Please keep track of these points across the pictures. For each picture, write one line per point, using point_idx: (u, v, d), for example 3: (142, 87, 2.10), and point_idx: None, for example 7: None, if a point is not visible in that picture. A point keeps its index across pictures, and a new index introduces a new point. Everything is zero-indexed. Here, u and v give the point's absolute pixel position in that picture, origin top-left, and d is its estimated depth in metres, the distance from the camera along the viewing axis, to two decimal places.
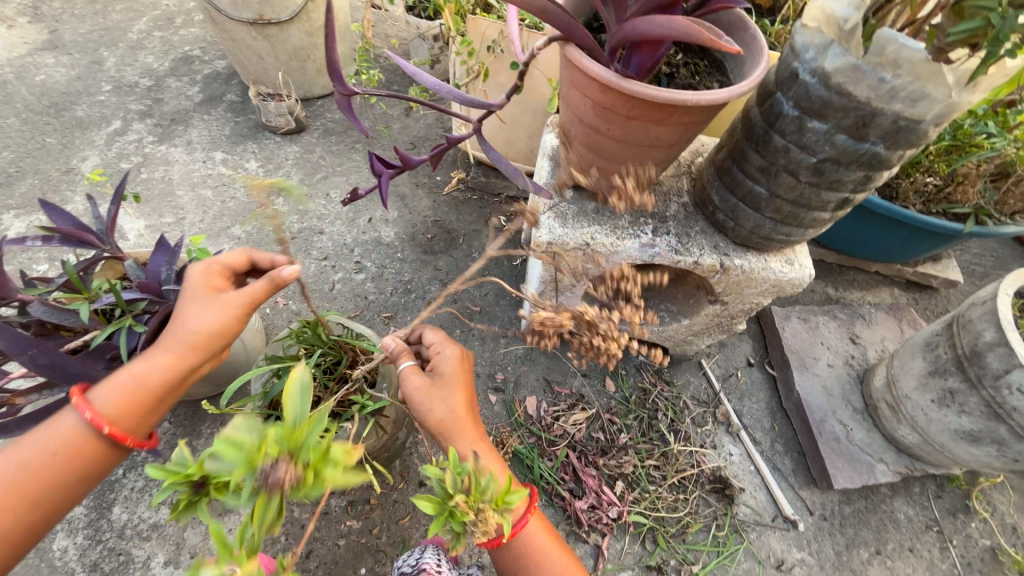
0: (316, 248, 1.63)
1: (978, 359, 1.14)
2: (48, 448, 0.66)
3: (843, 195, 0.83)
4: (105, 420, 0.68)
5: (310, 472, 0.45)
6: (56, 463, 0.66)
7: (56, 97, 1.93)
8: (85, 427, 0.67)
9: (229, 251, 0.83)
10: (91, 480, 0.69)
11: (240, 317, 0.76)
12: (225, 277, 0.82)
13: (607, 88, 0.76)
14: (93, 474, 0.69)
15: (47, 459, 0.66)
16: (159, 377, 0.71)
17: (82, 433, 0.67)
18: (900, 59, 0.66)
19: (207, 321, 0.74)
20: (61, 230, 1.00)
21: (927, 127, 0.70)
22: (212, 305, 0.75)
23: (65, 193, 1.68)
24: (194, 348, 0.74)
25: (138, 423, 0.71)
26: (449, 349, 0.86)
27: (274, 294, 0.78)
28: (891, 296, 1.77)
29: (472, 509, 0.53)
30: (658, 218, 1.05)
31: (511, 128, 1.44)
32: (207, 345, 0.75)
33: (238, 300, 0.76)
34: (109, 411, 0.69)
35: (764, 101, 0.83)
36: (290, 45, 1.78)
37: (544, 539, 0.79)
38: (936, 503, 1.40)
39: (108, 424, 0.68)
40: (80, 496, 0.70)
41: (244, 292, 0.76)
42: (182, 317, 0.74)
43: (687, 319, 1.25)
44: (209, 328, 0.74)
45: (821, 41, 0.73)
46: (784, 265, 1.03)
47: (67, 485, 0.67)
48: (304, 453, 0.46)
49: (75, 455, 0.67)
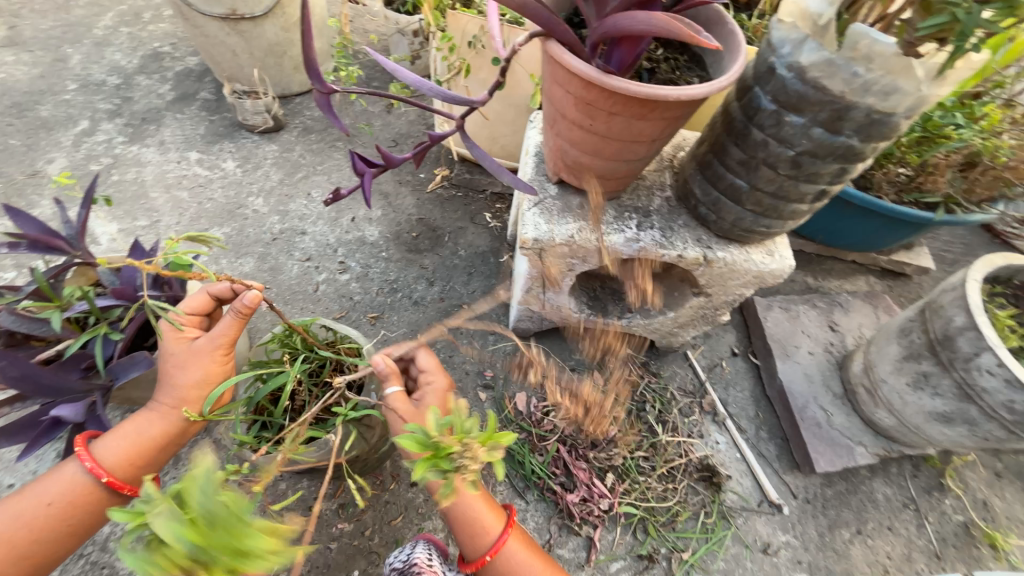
0: (299, 249, 1.61)
1: (949, 343, 1.19)
2: (46, 499, 0.71)
3: (820, 187, 0.85)
4: (105, 470, 0.75)
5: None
6: (52, 513, 0.71)
7: (17, 96, 1.84)
8: (86, 479, 0.74)
9: (189, 296, 0.84)
10: (83, 531, 0.74)
11: (218, 362, 0.81)
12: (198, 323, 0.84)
13: (589, 84, 0.76)
14: (86, 524, 0.74)
15: (44, 509, 0.71)
16: (156, 432, 0.78)
17: (82, 483, 0.73)
18: (872, 53, 0.68)
19: (187, 373, 0.79)
20: (28, 237, 0.96)
21: (900, 119, 0.72)
22: (189, 357, 0.79)
23: (32, 197, 1.62)
24: (187, 401, 0.80)
25: (148, 467, 0.79)
26: (438, 377, 0.87)
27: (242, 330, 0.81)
28: (867, 284, 1.82)
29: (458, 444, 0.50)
30: (642, 213, 1.06)
31: (494, 124, 1.44)
32: (198, 396, 0.80)
33: (212, 346, 0.80)
34: (110, 464, 0.75)
35: (743, 95, 0.84)
36: (265, 41, 1.74)
37: (525, 555, 0.82)
38: (912, 482, 1.46)
39: (106, 475, 0.74)
40: (71, 545, 0.74)
41: (216, 337, 0.80)
42: (167, 374, 0.80)
43: (672, 312, 1.28)
44: (193, 379, 0.79)
45: (797, 36, 0.75)
46: (766, 256, 1.05)
47: (58, 535, 0.72)
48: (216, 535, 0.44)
49: (71, 506, 0.72)
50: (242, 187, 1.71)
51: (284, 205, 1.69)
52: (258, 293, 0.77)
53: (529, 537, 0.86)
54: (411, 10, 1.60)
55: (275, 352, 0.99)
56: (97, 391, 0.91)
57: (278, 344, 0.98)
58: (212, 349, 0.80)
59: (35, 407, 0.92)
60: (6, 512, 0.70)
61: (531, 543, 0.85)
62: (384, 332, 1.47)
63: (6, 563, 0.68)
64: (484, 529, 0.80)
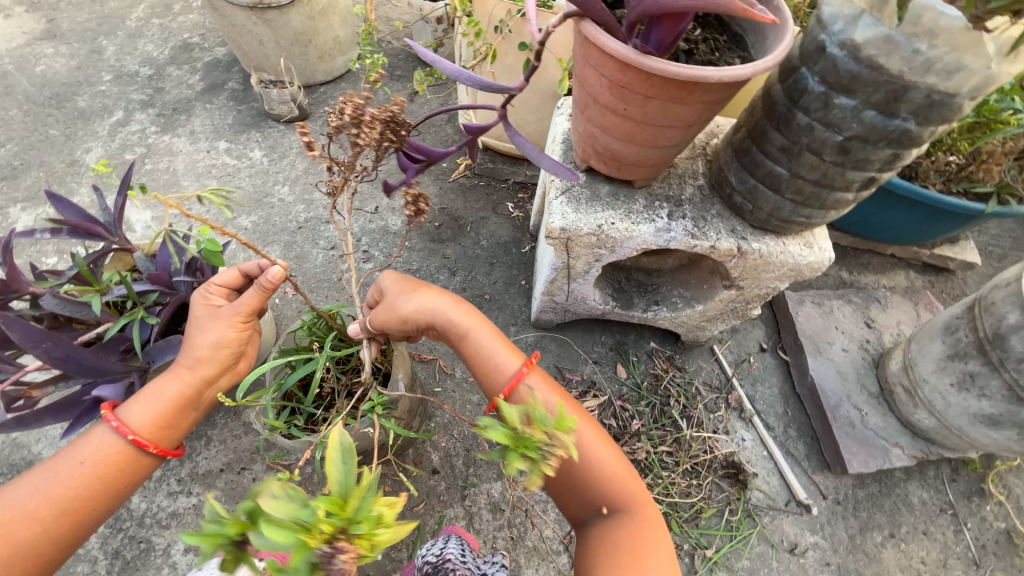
0: (324, 238, 1.63)
1: (1001, 342, 1.11)
2: (78, 458, 0.70)
3: (869, 175, 0.80)
4: (130, 429, 0.73)
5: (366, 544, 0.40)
6: (85, 469, 0.70)
7: (57, 87, 1.90)
8: (115, 438, 0.73)
9: (222, 269, 0.85)
10: (118, 490, 0.73)
11: (238, 326, 0.80)
12: (225, 295, 0.85)
13: (625, 66, 0.73)
14: (120, 483, 0.73)
15: (76, 468, 0.70)
16: (174, 394, 0.76)
17: (111, 442, 0.72)
18: (937, 28, 0.63)
19: (205, 336, 0.78)
20: (68, 222, 0.99)
21: (963, 100, 0.67)
22: (210, 321, 0.79)
23: (72, 186, 1.67)
24: (202, 361, 0.78)
25: (165, 432, 0.76)
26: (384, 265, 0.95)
27: (265, 300, 0.79)
28: (906, 279, 1.74)
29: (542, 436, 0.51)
30: (673, 202, 1.03)
31: (519, 112, 1.41)
32: (213, 357, 0.78)
33: (231, 312, 0.79)
34: (134, 423, 0.74)
35: (787, 77, 0.80)
36: (291, 30, 1.75)
37: (548, 393, 0.80)
38: (951, 486, 1.39)
39: (131, 433, 0.73)
40: (110, 504, 0.73)
41: (238, 306, 0.79)
42: (189, 336, 0.79)
43: (701, 305, 1.24)
44: (210, 341, 0.78)
45: (851, 11, 0.70)
46: (804, 248, 1.00)
47: (95, 493, 0.71)
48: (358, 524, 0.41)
49: (104, 464, 0.71)
50: (269, 176, 1.74)
51: (309, 194, 1.71)
52: (282, 269, 0.76)
53: (554, 381, 0.82)
54: None
55: (304, 339, 1.00)
56: (135, 373, 0.94)
57: (308, 332, 0.99)
58: (231, 315, 0.79)
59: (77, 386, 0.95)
60: (42, 473, 0.69)
61: (557, 386, 0.82)
62: None
63: (45, 521, 0.67)
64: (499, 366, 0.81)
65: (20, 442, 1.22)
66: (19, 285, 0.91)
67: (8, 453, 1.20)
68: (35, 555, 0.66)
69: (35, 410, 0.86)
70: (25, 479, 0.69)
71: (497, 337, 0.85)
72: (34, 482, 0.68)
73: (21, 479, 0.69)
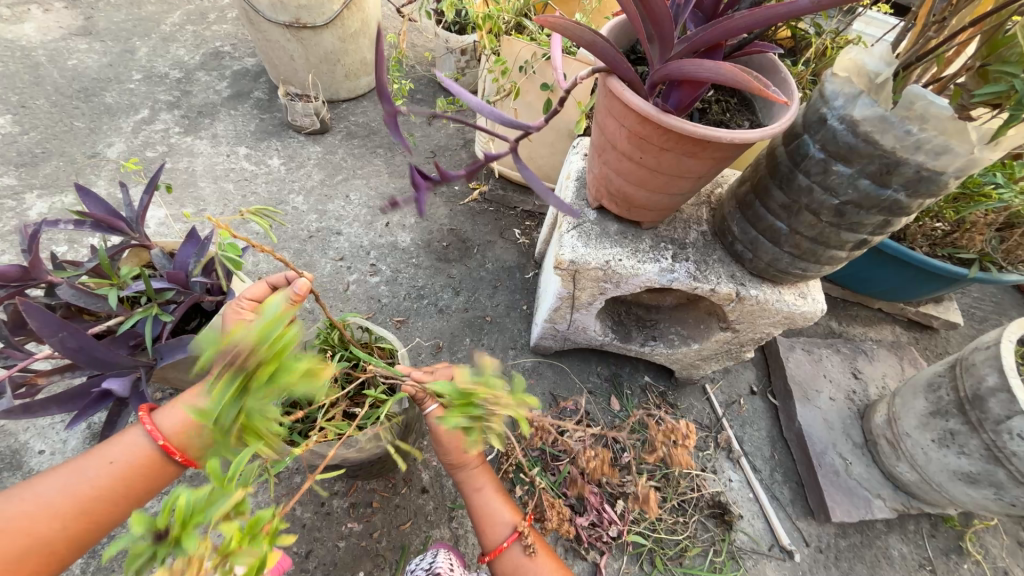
0: (333, 249, 1.66)
1: (980, 403, 1.16)
2: (109, 458, 0.72)
3: (862, 237, 0.86)
4: (161, 433, 0.75)
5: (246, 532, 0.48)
6: (113, 471, 0.72)
7: (87, 82, 1.96)
8: (146, 442, 0.75)
9: (251, 283, 0.87)
10: (138, 497, 0.74)
11: None
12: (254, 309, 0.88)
13: (644, 120, 0.79)
14: (142, 489, 0.74)
15: (106, 467, 0.72)
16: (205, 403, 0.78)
17: (142, 446, 0.74)
18: (928, 114, 0.70)
19: None
20: (93, 216, 1.02)
21: (949, 178, 0.73)
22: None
23: (91, 177, 1.71)
24: None
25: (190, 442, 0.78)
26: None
27: None
28: (892, 334, 1.81)
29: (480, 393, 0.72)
30: (678, 244, 1.08)
31: (534, 146, 1.48)
32: None
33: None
34: (167, 429, 0.76)
35: (790, 141, 0.86)
36: (322, 49, 1.83)
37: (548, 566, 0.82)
38: (930, 542, 1.42)
39: (163, 438, 0.75)
40: (126, 510, 0.74)
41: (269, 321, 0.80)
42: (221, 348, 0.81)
43: (696, 344, 1.28)
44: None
45: (850, 90, 0.77)
46: (798, 298, 1.06)
47: (115, 496, 0.72)
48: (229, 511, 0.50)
49: (131, 468, 0.73)
50: (285, 184, 1.78)
51: (323, 205, 1.75)
52: (309, 281, 0.80)
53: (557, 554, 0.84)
54: (464, 30, 1.66)
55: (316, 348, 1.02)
56: (143, 368, 0.94)
57: (319, 340, 1.01)
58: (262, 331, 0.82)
59: (81, 378, 0.96)
60: (71, 469, 0.71)
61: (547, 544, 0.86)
62: (409, 337, 1.51)
63: (66, 518, 0.68)
64: (498, 519, 0.85)
65: (8, 429, 1.20)
66: (38, 274, 0.93)
67: None
68: (48, 553, 0.67)
69: (41, 398, 0.86)
70: (55, 473, 0.70)
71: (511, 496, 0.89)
72: (65, 477, 0.70)
73: (48, 473, 0.71)
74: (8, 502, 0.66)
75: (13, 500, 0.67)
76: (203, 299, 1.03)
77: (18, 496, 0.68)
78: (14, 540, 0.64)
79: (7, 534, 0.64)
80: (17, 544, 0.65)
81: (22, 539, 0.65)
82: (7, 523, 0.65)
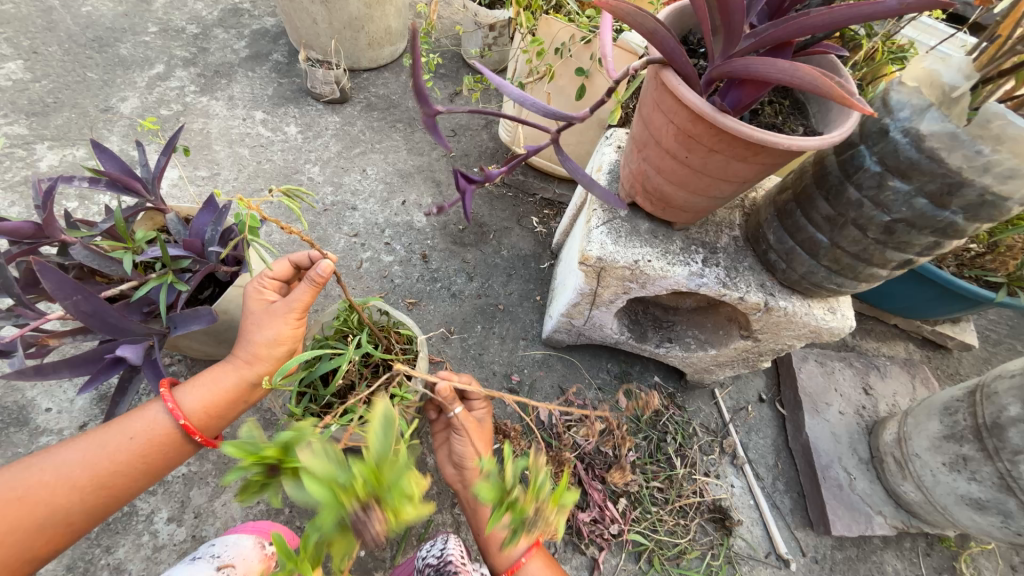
0: (348, 224, 1.62)
1: (998, 431, 1.14)
2: (129, 433, 0.71)
3: (907, 257, 0.82)
4: (182, 413, 0.73)
5: (393, 515, 0.47)
6: (131, 447, 0.70)
7: (100, 31, 1.88)
8: (166, 419, 0.73)
9: (273, 261, 0.83)
10: (156, 472, 0.73)
11: (291, 323, 0.79)
12: (276, 289, 0.84)
13: (698, 119, 0.75)
14: (161, 464, 0.73)
15: (125, 443, 0.70)
16: (230, 384, 0.76)
17: (162, 423, 0.72)
18: (1004, 135, 0.66)
19: (259, 330, 0.78)
20: (109, 175, 0.99)
21: (1013, 205, 0.70)
22: (266, 316, 0.78)
23: (103, 132, 1.66)
24: (258, 357, 0.78)
25: (209, 421, 0.76)
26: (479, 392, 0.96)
27: (316, 295, 0.79)
28: (905, 351, 1.79)
29: (534, 504, 0.53)
30: (709, 248, 1.05)
31: (563, 132, 1.43)
32: (266, 354, 0.78)
33: (286, 309, 0.78)
34: (188, 408, 0.74)
35: (844, 151, 0.82)
36: (346, 14, 1.75)
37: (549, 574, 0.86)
38: (924, 560, 1.43)
39: (183, 417, 0.73)
40: (143, 484, 0.73)
41: (292, 302, 0.77)
42: (245, 330, 0.79)
43: (714, 349, 1.26)
44: (266, 337, 0.77)
45: (919, 102, 0.73)
46: (827, 313, 1.03)
47: (133, 472, 0.71)
48: (388, 492, 0.47)
49: (151, 444, 0.71)
50: (301, 154, 1.73)
51: (339, 177, 1.71)
52: (331, 264, 0.76)
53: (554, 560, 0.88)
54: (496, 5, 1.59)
55: (332, 329, 1.00)
56: (156, 336, 0.92)
57: (337, 322, 0.99)
58: (285, 312, 0.78)
59: (93, 342, 0.94)
60: (90, 441, 0.70)
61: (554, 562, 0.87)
62: (419, 319, 1.50)
63: (84, 489, 0.68)
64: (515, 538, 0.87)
65: (15, 386, 1.19)
66: (52, 233, 0.90)
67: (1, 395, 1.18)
68: (67, 522, 0.67)
69: (53, 360, 0.84)
70: (74, 444, 0.69)
71: None
72: (83, 448, 0.69)
73: (68, 443, 0.70)
74: (29, 470, 0.66)
75: (32, 470, 0.66)
76: (219, 269, 1.00)
77: (36, 465, 0.67)
78: (32, 509, 0.64)
79: (25, 501, 0.64)
80: (34, 513, 0.65)
81: (42, 509, 0.65)
82: (25, 492, 0.64)
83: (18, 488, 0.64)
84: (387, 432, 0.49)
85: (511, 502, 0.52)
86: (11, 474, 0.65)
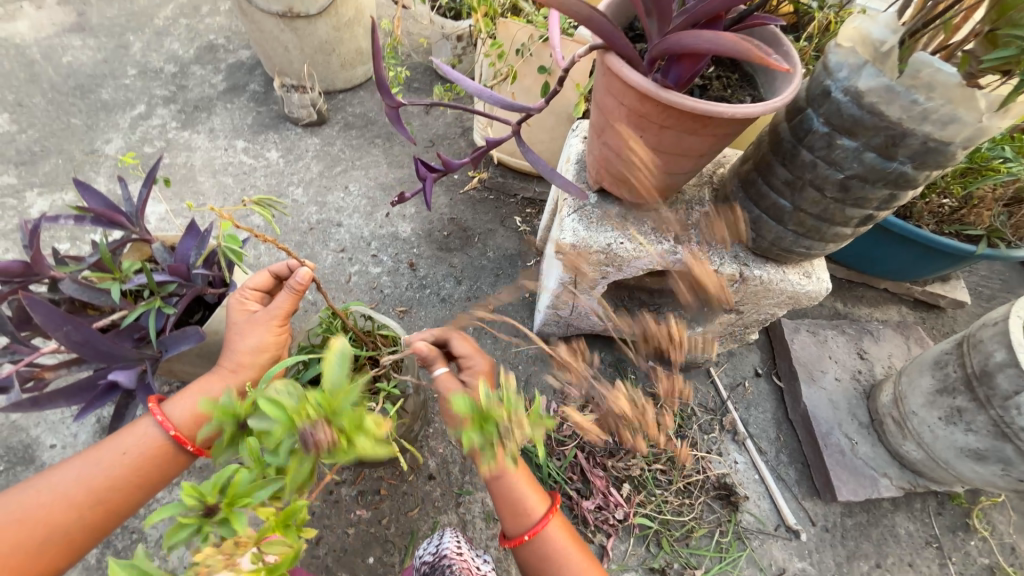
0: (334, 240, 1.66)
1: (987, 379, 1.15)
2: (121, 449, 0.73)
3: (867, 213, 0.85)
4: (172, 424, 0.75)
5: (344, 437, 0.55)
6: (125, 461, 0.73)
7: (82, 79, 1.95)
8: (157, 433, 0.75)
9: (252, 274, 0.87)
10: (152, 484, 0.75)
11: (274, 330, 0.82)
12: (257, 301, 0.87)
13: (644, 97, 0.78)
14: (156, 478, 0.75)
15: (119, 458, 0.73)
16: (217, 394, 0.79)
17: (153, 436, 0.75)
18: (935, 82, 0.69)
19: (243, 339, 0.80)
20: (93, 210, 1.02)
21: (956, 149, 0.72)
22: (248, 326, 0.81)
23: (91, 174, 1.71)
24: (243, 366, 0.81)
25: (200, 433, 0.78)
26: (478, 361, 0.86)
27: (297, 301, 0.82)
28: (898, 314, 1.79)
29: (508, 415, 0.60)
30: (680, 226, 1.07)
31: (534, 130, 1.47)
32: (251, 362, 0.81)
33: (268, 317, 0.82)
34: (177, 420, 0.76)
35: (794, 116, 0.85)
36: (316, 39, 1.80)
37: (566, 539, 0.83)
38: (936, 520, 1.42)
39: (173, 429, 0.75)
40: (141, 498, 0.75)
41: (273, 310, 0.81)
42: (229, 341, 0.81)
43: (701, 326, 1.27)
44: (250, 346, 0.80)
45: (855, 61, 0.76)
46: (802, 277, 1.05)
47: (128, 486, 0.73)
48: (340, 418, 0.56)
49: (143, 457, 0.74)
50: (284, 177, 1.77)
51: (322, 197, 1.74)
52: (310, 270, 0.80)
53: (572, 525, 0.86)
54: (459, 16, 1.64)
55: (319, 336, 1.01)
56: (148, 361, 0.95)
57: (322, 329, 1.01)
58: (267, 320, 0.82)
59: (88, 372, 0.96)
60: (85, 460, 0.72)
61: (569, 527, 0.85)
62: (411, 326, 1.52)
63: (82, 507, 0.70)
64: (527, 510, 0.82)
65: (19, 425, 1.22)
66: (41, 269, 0.93)
67: (6, 436, 1.20)
68: (69, 540, 0.69)
69: (48, 391, 0.87)
70: (70, 464, 0.72)
71: (529, 478, 0.85)
72: (78, 467, 0.71)
73: (64, 464, 0.72)
74: (27, 493, 0.68)
75: (30, 492, 0.68)
76: (205, 291, 1.03)
77: (35, 487, 0.69)
78: (33, 529, 0.66)
79: (26, 522, 0.66)
80: (35, 533, 0.66)
81: (40, 528, 0.67)
82: (24, 513, 0.67)
83: (18, 510, 0.67)
84: (343, 366, 0.58)
85: (485, 415, 0.59)
86: (10, 499, 0.68)
